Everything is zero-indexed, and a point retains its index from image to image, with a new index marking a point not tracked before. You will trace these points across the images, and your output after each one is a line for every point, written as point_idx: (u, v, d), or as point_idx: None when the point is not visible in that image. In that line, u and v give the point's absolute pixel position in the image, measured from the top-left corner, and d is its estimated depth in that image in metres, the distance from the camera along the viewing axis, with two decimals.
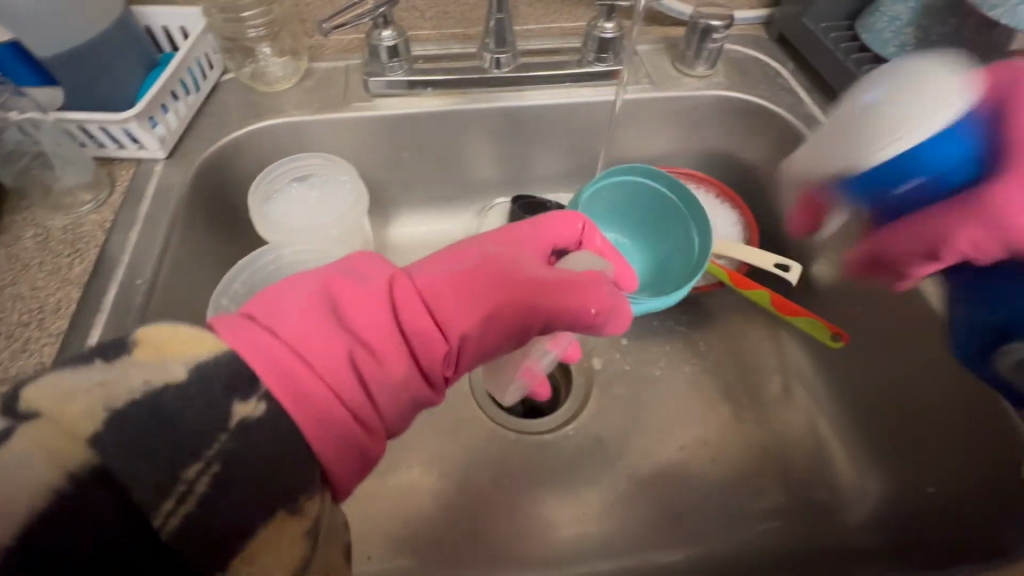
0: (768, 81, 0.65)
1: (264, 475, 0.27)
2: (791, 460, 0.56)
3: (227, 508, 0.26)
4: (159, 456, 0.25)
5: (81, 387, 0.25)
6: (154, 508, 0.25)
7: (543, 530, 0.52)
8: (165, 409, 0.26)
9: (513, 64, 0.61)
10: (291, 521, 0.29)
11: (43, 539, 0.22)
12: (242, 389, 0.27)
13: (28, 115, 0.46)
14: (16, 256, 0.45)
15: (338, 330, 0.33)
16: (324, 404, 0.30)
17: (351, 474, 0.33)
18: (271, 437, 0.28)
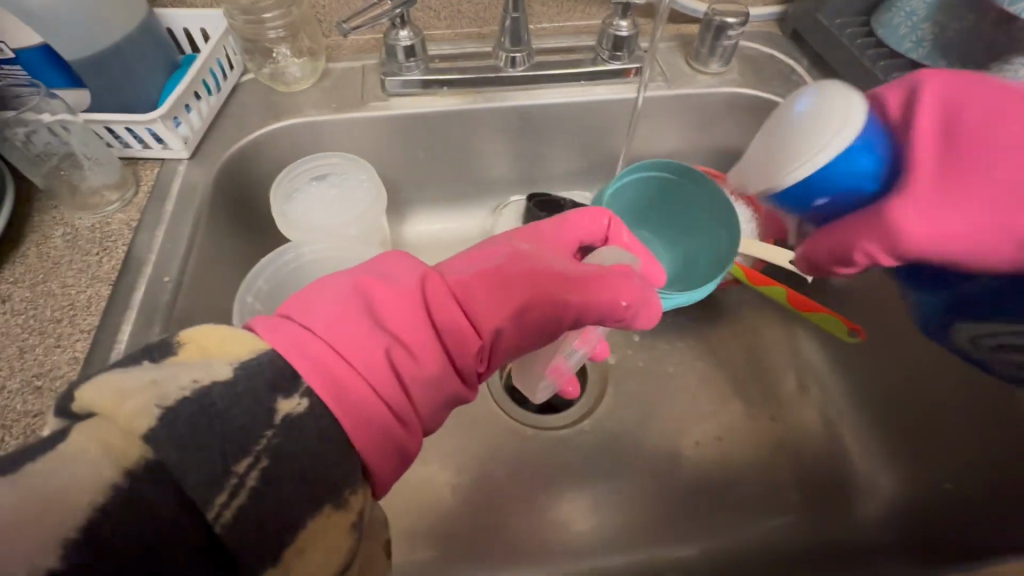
0: (782, 77, 0.65)
1: (309, 467, 0.28)
2: (806, 456, 0.56)
3: (275, 500, 0.27)
4: (214, 450, 0.25)
5: (131, 387, 0.26)
6: (207, 502, 0.25)
7: (559, 524, 0.53)
8: (214, 405, 0.26)
9: (528, 63, 0.61)
10: (338, 515, 0.29)
11: (103, 534, 0.22)
12: (285, 386, 0.28)
13: (59, 116, 0.47)
14: (45, 255, 0.46)
15: (375, 328, 0.34)
16: (364, 398, 0.31)
17: (391, 469, 0.33)
18: (314, 438, 0.28)
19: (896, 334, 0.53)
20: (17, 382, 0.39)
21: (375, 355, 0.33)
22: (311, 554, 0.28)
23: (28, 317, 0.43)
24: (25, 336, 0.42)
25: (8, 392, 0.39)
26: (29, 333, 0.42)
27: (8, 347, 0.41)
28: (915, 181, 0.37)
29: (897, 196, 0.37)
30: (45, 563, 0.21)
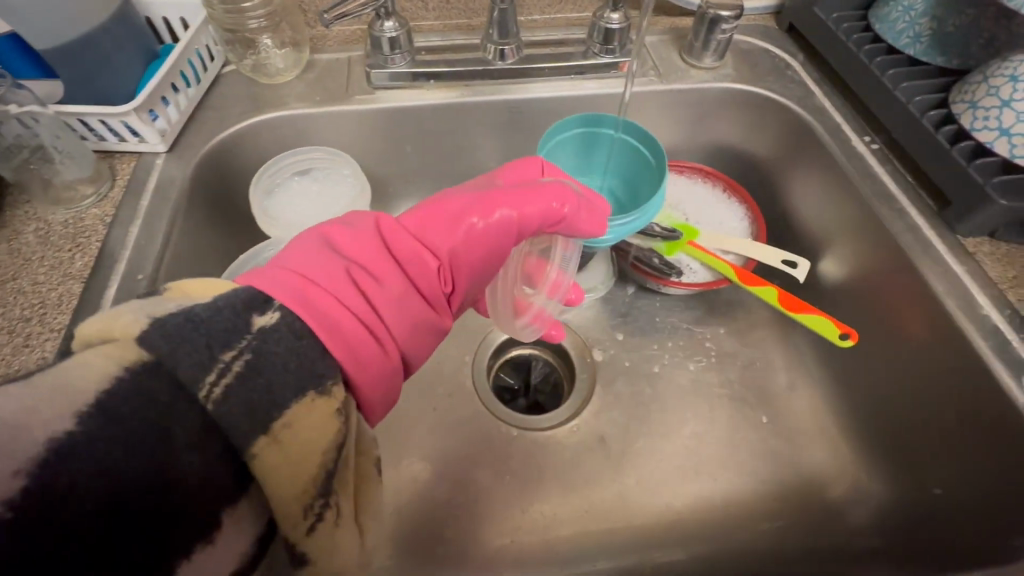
0: (777, 72, 0.63)
1: (293, 363, 0.26)
2: (797, 458, 0.55)
3: (263, 384, 0.25)
4: (197, 342, 0.24)
5: (122, 308, 0.25)
6: (196, 381, 0.23)
7: (543, 527, 0.52)
8: (199, 316, 0.25)
9: (517, 56, 0.59)
10: (322, 402, 0.27)
11: (109, 408, 0.21)
12: (259, 305, 0.27)
13: (28, 108, 0.45)
14: (17, 250, 0.45)
15: (333, 258, 0.34)
16: (333, 314, 0.30)
17: (376, 388, 0.32)
18: (292, 335, 0.27)
19: (887, 335, 0.52)
20: None
21: (338, 278, 0.33)
22: (298, 437, 0.26)
23: None
24: None
25: None
26: None
27: None
28: None
29: None
30: (63, 427, 0.20)
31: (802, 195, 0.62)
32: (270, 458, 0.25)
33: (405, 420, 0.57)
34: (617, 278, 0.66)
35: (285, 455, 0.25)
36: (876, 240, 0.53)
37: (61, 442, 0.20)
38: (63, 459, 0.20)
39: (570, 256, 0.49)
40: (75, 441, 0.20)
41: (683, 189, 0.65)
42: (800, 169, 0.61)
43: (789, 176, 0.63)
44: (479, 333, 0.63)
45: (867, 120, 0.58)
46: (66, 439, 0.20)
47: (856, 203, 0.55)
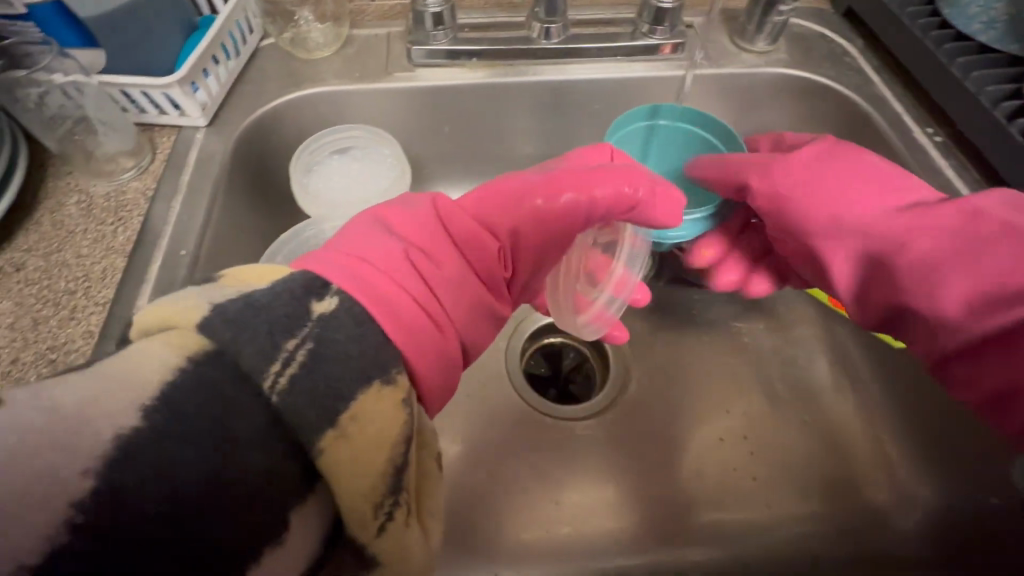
0: (834, 58, 0.60)
1: (358, 352, 0.25)
2: (840, 460, 0.54)
3: (325, 377, 0.23)
4: (257, 330, 0.23)
5: (180, 297, 0.24)
6: (259, 372, 0.22)
7: (579, 521, 0.51)
8: (260, 301, 0.24)
9: (563, 36, 0.57)
10: (387, 390, 0.25)
11: (174, 403, 0.20)
12: (317, 290, 0.26)
13: (72, 77, 0.45)
14: (60, 223, 0.45)
15: (388, 238, 0.33)
16: (391, 295, 0.29)
17: (437, 375, 0.31)
18: (352, 322, 0.26)
19: None
20: (31, 356, 0.38)
21: (394, 258, 0.32)
22: (366, 431, 0.24)
23: (42, 288, 0.41)
24: (39, 307, 0.41)
25: (24, 366, 0.38)
26: (43, 304, 0.41)
27: (23, 320, 0.40)
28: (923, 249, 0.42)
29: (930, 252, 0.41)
30: (128, 423, 0.19)
31: None
32: (341, 458, 0.23)
33: None
34: (652, 273, 0.63)
35: (357, 454, 0.23)
36: None
37: (126, 438, 0.19)
38: (124, 460, 0.19)
39: (638, 254, 0.50)
40: (141, 439, 0.19)
41: None
42: None
43: None
44: (514, 320, 0.62)
45: (930, 111, 0.56)
46: (130, 436, 0.19)
47: None
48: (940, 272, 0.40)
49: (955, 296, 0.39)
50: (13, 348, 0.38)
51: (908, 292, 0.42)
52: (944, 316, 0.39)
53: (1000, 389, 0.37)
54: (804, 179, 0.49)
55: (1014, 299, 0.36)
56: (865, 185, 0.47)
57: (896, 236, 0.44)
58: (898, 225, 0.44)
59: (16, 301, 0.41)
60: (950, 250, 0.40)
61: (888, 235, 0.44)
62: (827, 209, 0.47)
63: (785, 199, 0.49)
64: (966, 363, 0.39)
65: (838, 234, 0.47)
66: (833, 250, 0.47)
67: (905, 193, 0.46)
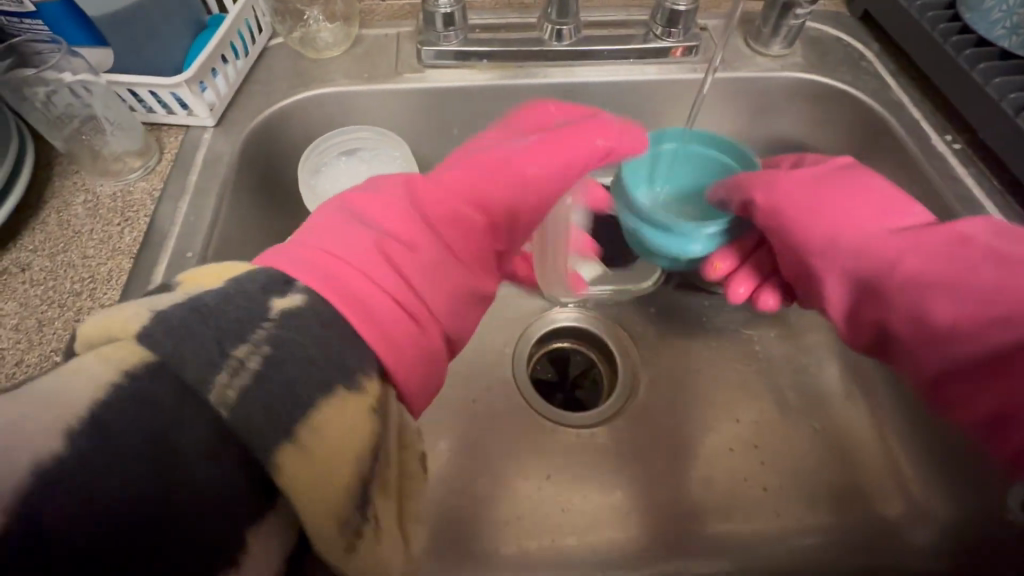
0: (849, 62, 0.59)
1: (320, 354, 0.25)
2: (852, 471, 0.53)
3: (281, 380, 0.23)
4: (203, 338, 0.22)
5: (122, 305, 0.24)
6: (206, 382, 0.21)
7: (585, 530, 0.51)
8: (207, 306, 0.24)
9: (575, 38, 0.57)
10: (354, 394, 0.25)
11: (102, 424, 0.19)
12: (279, 287, 0.26)
13: (81, 76, 0.44)
14: (67, 223, 0.44)
15: (360, 230, 0.34)
16: (362, 290, 0.30)
17: (419, 375, 0.31)
18: (316, 318, 0.26)
19: None
20: (36, 358, 0.38)
21: (366, 250, 0.33)
22: (329, 440, 0.24)
23: (47, 289, 0.41)
24: (44, 308, 0.40)
25: (29, 367, 0.38)
26: (48, 305, 0.40)
27: (27, 321, 0.40)
28: (922, 274, 0.42)
29: (930, 280, 0.41)
30: (48, 450, 0.18)
31: None
32: (303, 466, 0.23)
33: (444, 410, 0.56)
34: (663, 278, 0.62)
35: (323, 460, 0.23)
36: None
37: (47, 468, 0.18)
38: (45, 493, 0.18)
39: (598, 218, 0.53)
40: (73, 460, 0.18)
41: None
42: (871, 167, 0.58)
43: None
44: (520, 324, 0.61)
45: (948, 117, 0.55)
46: (52, 464, 0.18)
47: (936, 207, 0.51)
48: (939, 295, 0.40)
49: (951, 319, 0.39)
50: (18, 350, 0.38)
51: (907, 316, 0.42)
52: (942, 339, 0.40)
53: (996, 409, 0.37)
54: (800, 201, 0.48)
55: (1010, 321, 0.37)
56: (861, 208, 0.47)
57: (893, 259, 0.43)
58: (895, 248, 0.44)
59: (21, 301, 0.40)
60: (946, 274, 0.40)
61: (884, 258, 0.44)
62: (824, 232, 0.47)
63: (783, 219, 0.48)
64: (961, 386, 0.40)
65: (835, 258, 0.46)
66: (829, 274, 0.47)
67: (901, 216, 0.46)
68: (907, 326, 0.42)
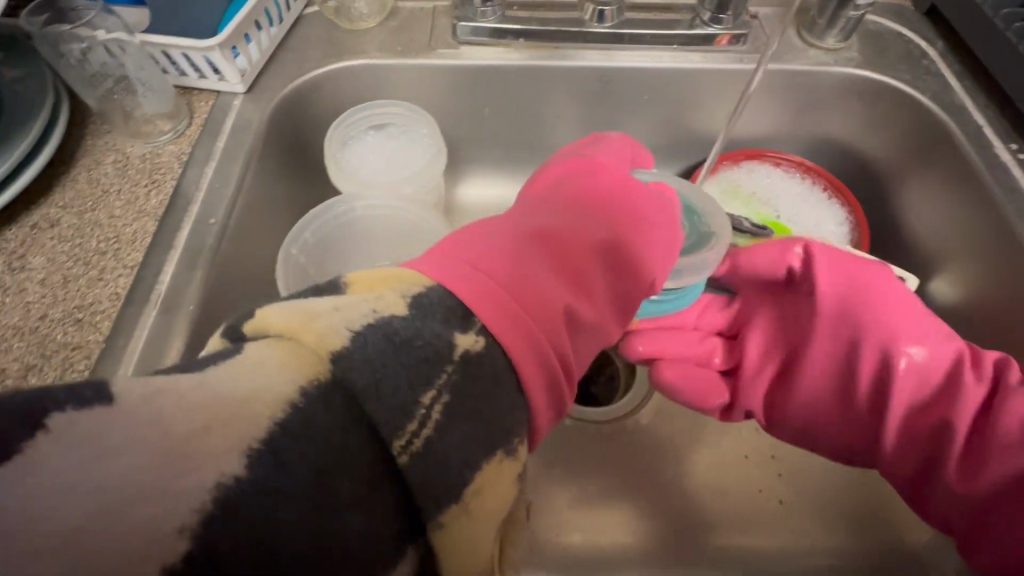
0: (910, 60, 0.56)
1: (487, 414, 0.24)
2: (878, 492, 0.51)
3: (455, 441, 0.23)
4: (400, 378, 0.21)
5: (318, 309, 0.22)
6: (398, 430, 0.21)
7: (595, 531, 0.50)
8: (398, 335, 0.22)
9: (617, 20, 0.54)
10: (508, 461, 0.25)
11: (279, 452, 0.19)
12: (459, 321, 0.24)
13: (114, 35, 0.44)
14: (96, 181, 0.45)
15: (508, 236, 0.31)
16: (508, 295, 0.26)
17: (545, 388, 0.26)
18: (490, 375, 0.24)
19: None
20: (56, 313, 0.38)
21: (512, 253, 0.29)
22: (490, 505, 0.24)
23: (74, 246, 0.41)
24: (70, 265, 0.41)
25: (52, 322, 0.38)
26: (73, 261, 0.41)
27: (52, 277, 0.40)
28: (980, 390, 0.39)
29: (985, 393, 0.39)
30: (230, 469, 0.18)
31: (919, 205, 0.55)
32: (455, 526, 0.24)
33: None
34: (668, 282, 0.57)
35: (473, 516, 0.24)
36: (1017, 264, 0.46)
37: (229, 487, 0.18)
38: (231, 517, 0.18)
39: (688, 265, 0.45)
40: (243, 487, 0.18)
41: (780, 184, 0.59)
42: (923, 174, 0.55)
43: (907, 181, 0.56)
44: None
45: (1015, 125, 0.51)
46: (231, 484, 0.18)
47: (994, 224, 0.48)
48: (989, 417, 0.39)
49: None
50: (42, 305, 0.38)
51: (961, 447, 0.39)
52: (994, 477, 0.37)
53: None
54: (856, 301, 0.44)
55: None
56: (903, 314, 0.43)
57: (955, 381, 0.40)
58: (960, 369, 0.40)
59: (48, 257, 0.41)
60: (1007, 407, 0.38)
61: (938, 376, 0.41)
62: (880, 340, 0.43)
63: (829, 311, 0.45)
64: (1000, 528, 0.37)
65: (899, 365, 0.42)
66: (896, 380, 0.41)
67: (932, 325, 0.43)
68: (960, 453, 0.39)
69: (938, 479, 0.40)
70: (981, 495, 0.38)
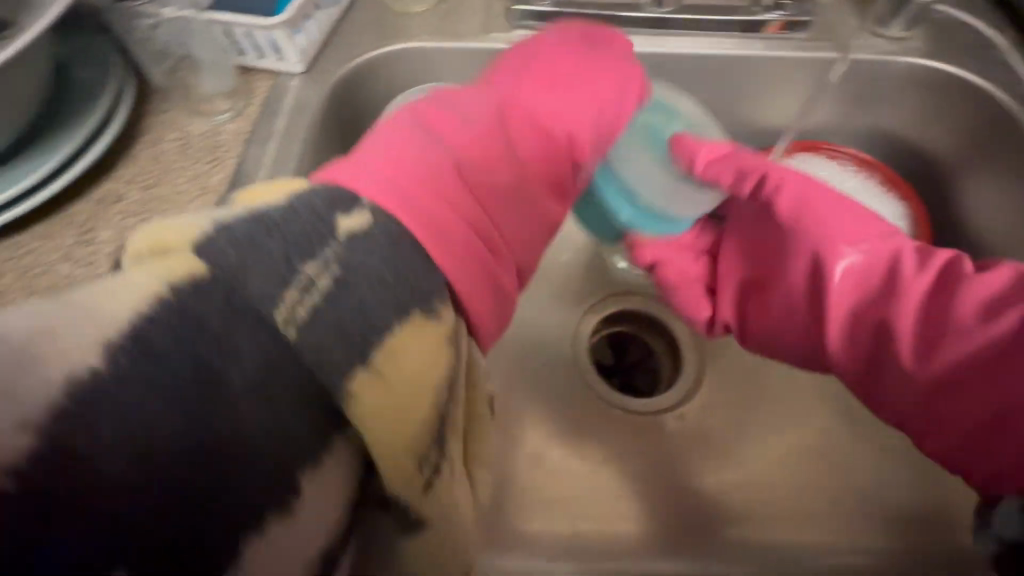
0: (979, 50, 0.54)
1: (400, 283, 0.26)
2: (933, 490, 0.50)
3: (356, 304, 0.25)
4: (273, 258, 0.23)
5: (190, 221, 0.24)
6: (272, 303, 0.23)
7: (642, 519, 0.50)
8: (274, 221, 0.24)
9: (676, 5, 0.54)
10: (428, 322, 0.27)
11: (141, 339, 0.20)
12: (345, 205, 0.26)
13: (181, 12, 0.46)
14: (157, 157, 0.45)
15: (433, 147, 0.33)
16: (429, 207, 0.29)
17: (476, 290, 0.31)
18: (387, 242, 0.26)
19: None
20: None
21: (438, 166, 0.32)
22: (413, 367, 0.26)
23: (140, 221, 0.42)
24: None
25: None
26: None
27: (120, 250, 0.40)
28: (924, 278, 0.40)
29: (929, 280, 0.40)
30: (90, 363, 0.19)
31: (984, 200, 0.54)
32: (375, 394, 0.25)
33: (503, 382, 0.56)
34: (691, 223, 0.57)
35: (395, 384, 0.26)
36: None
37: (89, 379, 0.19)
38: (87, 406, 0.19)
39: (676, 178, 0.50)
40: (102, 379, 0.19)
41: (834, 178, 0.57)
42: (989, 169, 0.53)
43: (969, 175, 0.55)
44: (580, 308, 0.59)
45: None
46: (91, 376, 0.19)
47: None
48: (931, 304, 0.40)
49: (970, 347, 0.37)
50: None
51: (908, 333, 0.40)
52: (941, 366, 0.38)
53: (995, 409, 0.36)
54: (816, 199, 0.45)
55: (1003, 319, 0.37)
56: (853, 213, 0.44)
57: (895, 279, 0.41)
58: (899, 267, 0.41)
59: (116, 231, 0.41)
60: (953, 297, 0.39)
61: (887, 269, 0.42)
62: (829, 236, 0.44)
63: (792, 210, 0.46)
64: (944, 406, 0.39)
65: (838, 268, 0.43)
66: (830, 283, 0.43)
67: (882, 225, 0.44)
68: (908, 345, 0.40)
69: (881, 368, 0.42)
70: (925, 377, 0.39)
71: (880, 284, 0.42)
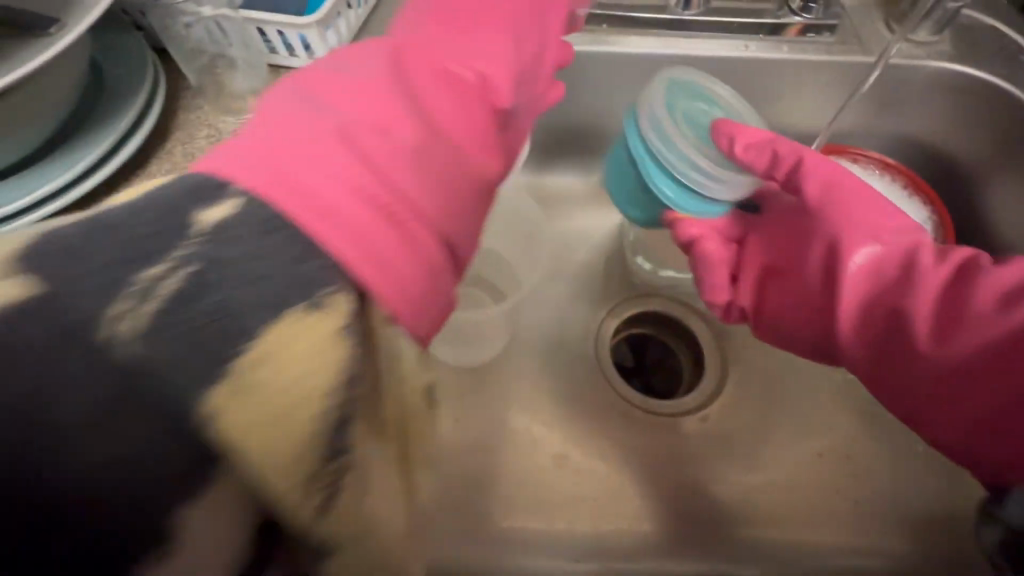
0: (1007, 55, 0.54)
1: (276, 272, 0.20)
2: (956, 493, 0.50)
3: (221, 306, 0.19)
4: (99, 270, 0.18)
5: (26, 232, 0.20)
6: (98, 328, 0.18)
7: (668, 519, 0.50)
8: (104, 221, 0.19)
9: (703, 7, 0.54)
10: (313, 315, 0.20)
11: None
12: (207, 194, 0.20)
13: (218, 11, 0.46)
14: (190, 154, 0.45)
15: (318, 114, 0.26)
16: (309, 179, 0.23)
17: (397, 271, 0.24)
18: (259, 225, 0.20)
19: None
20: None
21: (322, 131, 0.25)
22: (291, 379, 0.19)
23: None
24: None
25: None
26: None
27: None
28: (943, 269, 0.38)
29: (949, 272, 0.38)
30: None
31: (1009, 206, 0.54)
32: (232, 416, 0.19)
33: (526, 382, 0.56)
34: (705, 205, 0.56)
35: (257, 402, 0.19)
36: None
37: None
38: None
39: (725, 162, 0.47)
40: None
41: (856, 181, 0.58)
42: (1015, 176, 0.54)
43: (993, 182, 0.55)
44: (603, 308, 0.59)
45: None
46: None
47: None
48: (950, 295, 0.38)
49: (989, 333, 0.35)
50: None
51: (924, 324, 0.38)
52: (955, 355, 0.37)
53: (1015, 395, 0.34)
54: (838, 191, 0.44)
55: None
56: (867, 206, 0.43)
57: (912, 269, 0.39)
58: (917, 257, 0.39)
59: None
60: (972, 286, 0.37)
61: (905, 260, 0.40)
62: (843, 226, 0.43)
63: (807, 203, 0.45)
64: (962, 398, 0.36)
65: (851, 256, 0.41)
66: (844, 270, 0.41)
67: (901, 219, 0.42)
68: (922, 335, 0.38)
69: (895, 359, 0.40)
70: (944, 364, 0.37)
71: (896, 275, 0.40)
